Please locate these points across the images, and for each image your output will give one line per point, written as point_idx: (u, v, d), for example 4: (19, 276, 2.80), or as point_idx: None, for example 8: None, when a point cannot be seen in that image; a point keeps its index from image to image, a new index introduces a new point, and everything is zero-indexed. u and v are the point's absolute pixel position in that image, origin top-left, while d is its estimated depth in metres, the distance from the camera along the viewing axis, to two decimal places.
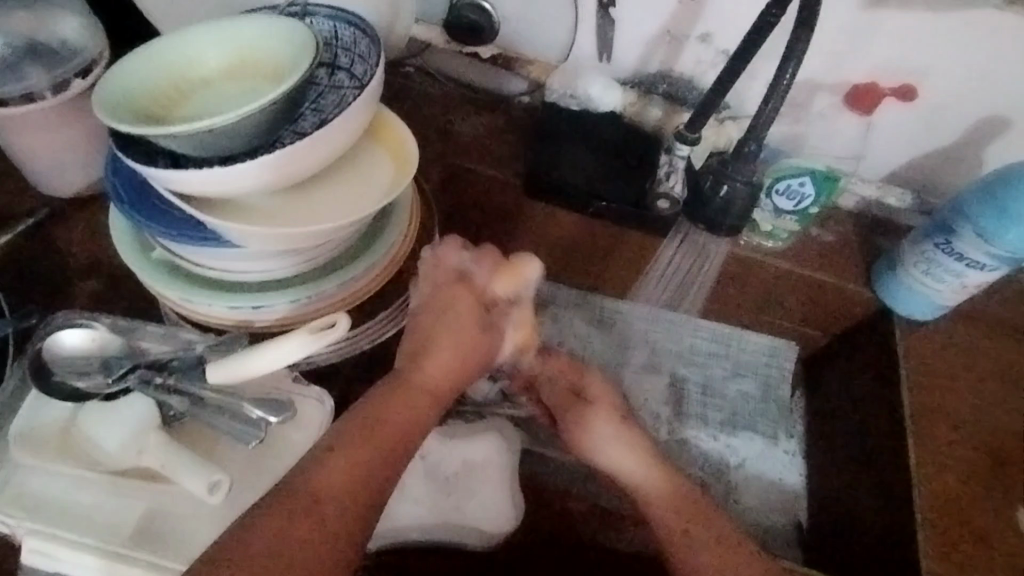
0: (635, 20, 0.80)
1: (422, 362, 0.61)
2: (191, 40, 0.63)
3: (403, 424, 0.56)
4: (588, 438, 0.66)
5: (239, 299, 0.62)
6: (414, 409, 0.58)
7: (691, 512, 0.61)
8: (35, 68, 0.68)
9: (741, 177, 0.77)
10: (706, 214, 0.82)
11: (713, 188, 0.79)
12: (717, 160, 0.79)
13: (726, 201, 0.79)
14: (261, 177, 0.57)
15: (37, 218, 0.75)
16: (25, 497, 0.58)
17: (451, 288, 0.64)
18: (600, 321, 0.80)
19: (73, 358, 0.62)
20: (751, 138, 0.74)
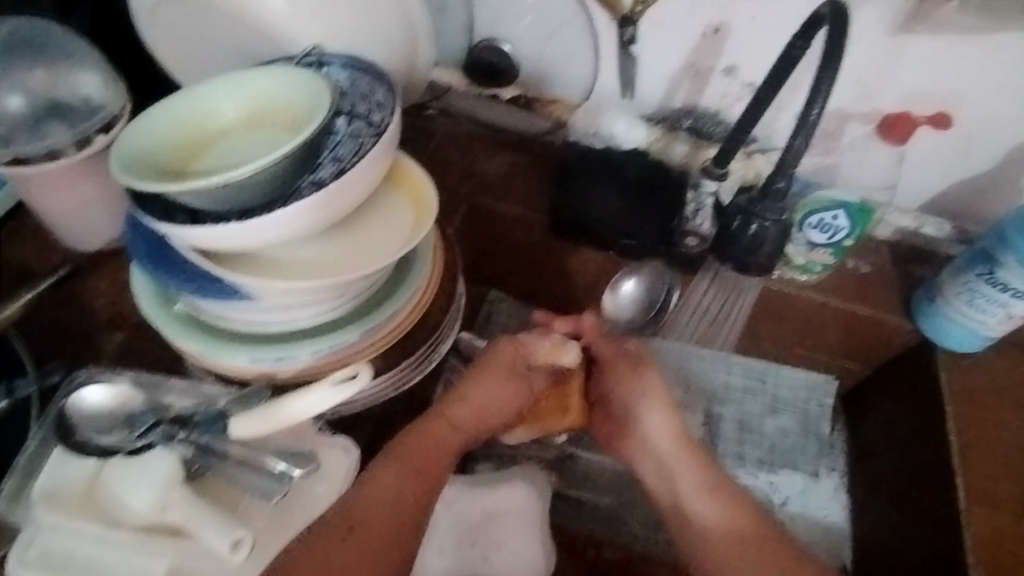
0: (657, 55, 0.79)
1: (463, 404, 0.64)
2: (208, 96, 0.63)
3: (435, 454, 0.61)
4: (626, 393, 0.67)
5: (260, 352, 0.61)
6: (444, 443, 0.62)
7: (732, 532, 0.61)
8: (59, 126, 0.71)
9: (771, 215, 0.74)
10: (736, 253, 0.79)
11: (741, 227, 0.76)
12: (744, 197, 0.75)
13: (754, 240, 0.76)
14: (278, 228, 0.57)
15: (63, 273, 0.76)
16: (49, 554, 0.57)
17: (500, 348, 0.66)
18: None
19: (92, 417, 0.59)
20: (780, 174, 0.70)
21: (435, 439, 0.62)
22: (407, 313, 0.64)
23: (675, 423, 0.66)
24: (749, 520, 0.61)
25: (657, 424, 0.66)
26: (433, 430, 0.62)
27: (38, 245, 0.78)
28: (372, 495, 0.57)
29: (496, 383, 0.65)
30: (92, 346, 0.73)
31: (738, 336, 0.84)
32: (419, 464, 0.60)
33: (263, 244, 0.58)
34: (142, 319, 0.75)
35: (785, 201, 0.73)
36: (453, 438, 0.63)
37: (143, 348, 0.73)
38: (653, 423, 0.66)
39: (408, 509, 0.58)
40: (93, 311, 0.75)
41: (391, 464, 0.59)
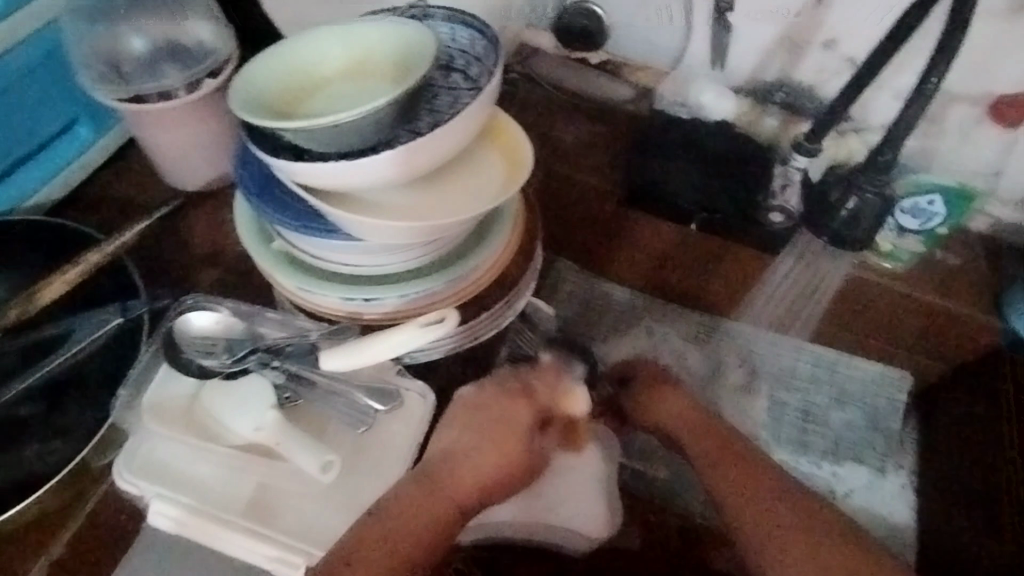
0: (753, 26, 0.77)
1: (458, 468, 0.59)
2: (319, 40, 0.65)
3: (428, 527, 0.56)
4: (643, 404, 0.65)
5: (352, 291, 0.63)
6: (439, 514, 0.57)
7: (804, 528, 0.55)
8: (173, 69, 0.75)
9: (873, 188, 0.76)
10: (829, 228, 0.81)
11: (840, 199, 0.79)
12: (846, 171, 0.79)
13: (854, 215, 0.79)
14: (380, 171, 0.59)
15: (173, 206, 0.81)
16: (151, 463, 0.61)
17: (504, 400, 0.62)
18: (697, 338, 0.78)
19: (198, 340, 0.64)
20: (888, 148, 0.73)
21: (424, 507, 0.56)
22: (489, 267, 0.66)
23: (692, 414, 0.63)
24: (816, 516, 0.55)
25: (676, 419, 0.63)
26: (423, 493, 0.57)
27: (143, 182, 0.83)
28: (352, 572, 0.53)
29: (499, 435, 0.60)
30: (188, 281, 0.77)
31: (816, 324, 0.79)
32: (409, 542, 0.55)
33: (364, 186, 0.60)
34: (233, 259, 0.78)
35: (889, 175, 0.76)
36: (443, 503, 0.57)
37: (234, 286, 0.77)
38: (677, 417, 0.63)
39: None
40: (189, 249, 0.79)
41: (379, 537, 0.55)
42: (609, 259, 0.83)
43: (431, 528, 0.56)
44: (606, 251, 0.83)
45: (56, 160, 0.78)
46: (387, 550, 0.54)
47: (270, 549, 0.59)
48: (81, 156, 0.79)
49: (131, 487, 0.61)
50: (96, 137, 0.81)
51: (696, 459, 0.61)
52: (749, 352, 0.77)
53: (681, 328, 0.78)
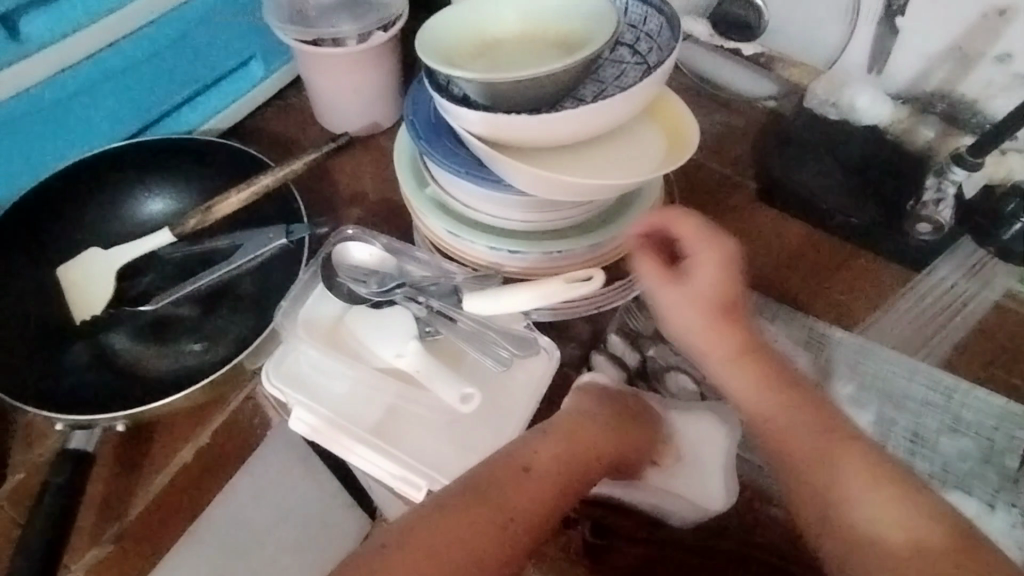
0: (922, 32, 0.76)
1: (539, 447, 0.60)
2: (501, 1, 0.69)
3: (502, 493, 0.56)
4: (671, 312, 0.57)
5: (499, 242, 0.66)
6: (513, 483, 0.57)
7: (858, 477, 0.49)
8: (347, 17, 0.79)
9: None
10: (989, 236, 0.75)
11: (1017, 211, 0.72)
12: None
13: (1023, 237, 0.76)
14: (551, 130, 0.61)
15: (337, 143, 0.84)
16: (298, 374, 0.66)
17: (593, 401, 0.65)
18: (807, 343, 0.77)
19: (357, 270, 0.69)
20: None
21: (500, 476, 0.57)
22: (628, 238, 0.68)
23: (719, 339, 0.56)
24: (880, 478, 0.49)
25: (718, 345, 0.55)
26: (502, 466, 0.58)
27: (301, 122, 0.89)
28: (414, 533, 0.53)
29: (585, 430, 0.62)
30: (332, 216, 0.82)
31: (939, 348, 0.78)
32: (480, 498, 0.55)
33: (531, 143, 0.62)
34: (374, 201, 0.83)
35: None
36: (522, 478, 0.57)
37: (374, 226, 0.81)
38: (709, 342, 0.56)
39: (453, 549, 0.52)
40: (335, 187, 0.84)
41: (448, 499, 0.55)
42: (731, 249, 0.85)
43: (507, 496, 0.56)
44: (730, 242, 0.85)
45: (232, 89, 0.85)
46: (500, 500, 0.55)
47: (395, 467, 0.63)
48: (254, 88, 0.86)
49: (278, 392, 0.65)
50: (267, 73, 0.87)
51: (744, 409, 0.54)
52: (862, 367, 0.76)
53: (794, 329, 0.78)
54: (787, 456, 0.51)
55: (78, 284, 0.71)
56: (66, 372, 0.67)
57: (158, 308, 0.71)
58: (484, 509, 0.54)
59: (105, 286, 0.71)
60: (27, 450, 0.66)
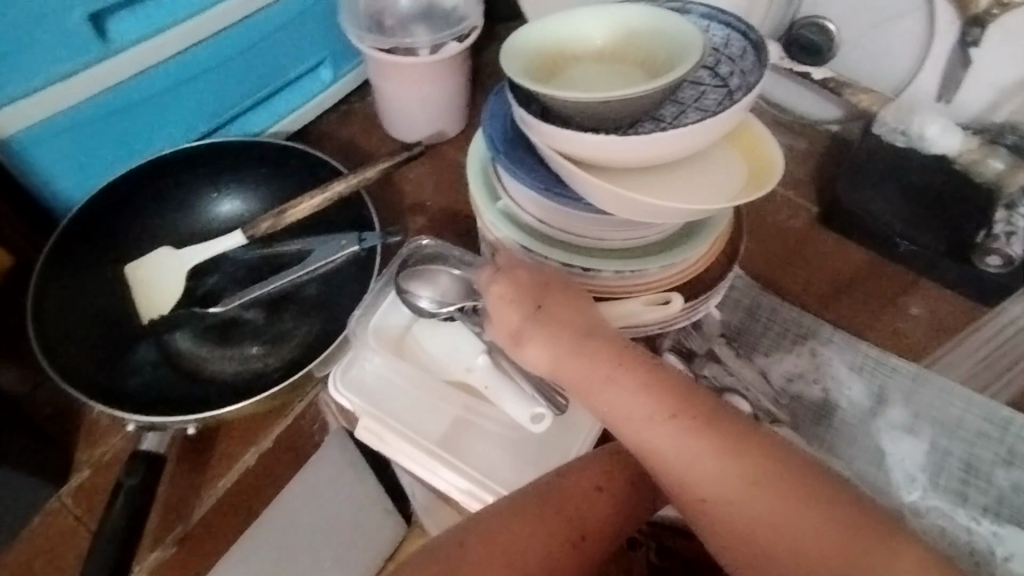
0: (995, 64, 0.76)
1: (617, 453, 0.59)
2: (582, 19, 0.69)
3: (580, 508, 0.56)
4: (600, 388, 0.56)
5: (572, 260, 0.67)
6: (583, 498, 0.57)
7: (713, 473, 0.51)
8: (424, 28, 0.81)
9: None
10: None
11: None
12: None
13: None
14: (635, 151, 0.61)
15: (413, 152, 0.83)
16: (363, 382, 0.66)
17: None
18: (862, 368, 0.77)
19: (435, 283, 0.66)
20: None
21: (570, 484, 0.57)
22: (699, 260, 0.69)
23: (655, 411, 0.54)
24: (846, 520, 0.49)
25: (655, 422, 0.53)
26: (571, 471, 0.58)
27: (365, 127, 0.89)
28: (469, 543, 0.53)
29: None
30: (397, 223, 0.82)
31: (1005, 384, 0.77)
32: (557, 508, 0.55)
33: (613, 163, 0.62)
34: (438, 211, 0.83)
35: None
36: (587, 489, 0.57)
37: (437, 235, 0.81)
38: (658, 428, 0.53)
39: (508, 558, 0.53)
40: (399, 194, 0.84)
41: (517, 509, 0.55)
42: (788, 273, 0.85)
43: (581, 511, 0.56)
44: (787, 265, 0.86)
45: (297, 95, 0.85)
46: (583, 520, 0.56)
47: (463, 483, 0.63)
48: (320, 93, 0.86)
49: (345, 401, 0.65)
50: (335, 78, 0.87)
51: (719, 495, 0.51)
52: (918, 397, 0.75)
53: (853, 356, 0.78)
54: (764, 543, 0.50)
55: (145, 284, 0.71)
56: (134, 373, 0.67)
57: (225, 311, 0.71)
58: (549, 522, 0.55)
59: (172, 287, 0.71)
60: (98, 448, 0.67)
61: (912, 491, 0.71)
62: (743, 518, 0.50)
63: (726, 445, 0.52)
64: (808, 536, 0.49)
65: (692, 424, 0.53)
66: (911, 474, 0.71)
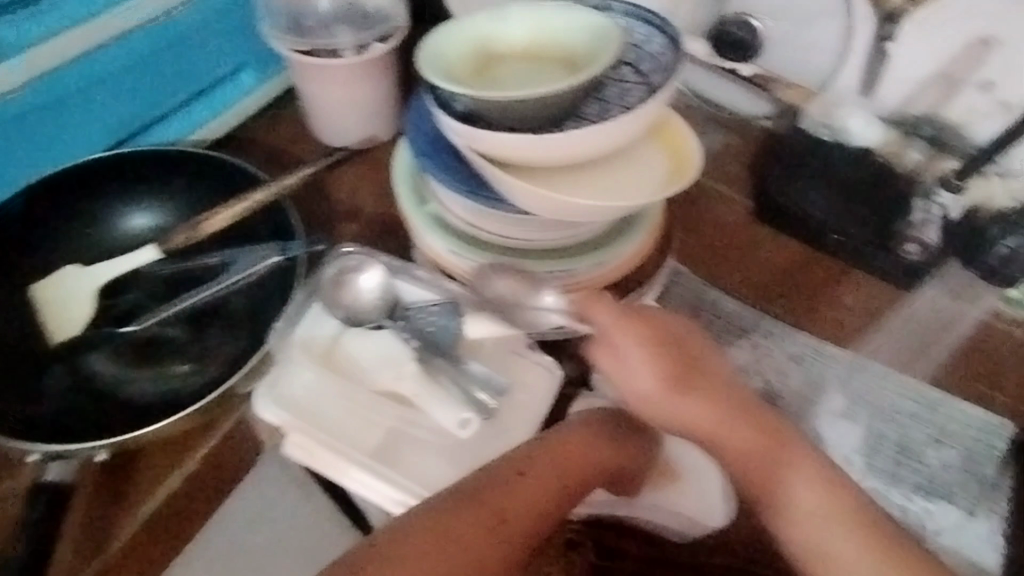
0: (911, 59, 0.77)
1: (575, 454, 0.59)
2: (502, 17, 0.68)
3: (523, 507, 0.56)
4: (680, 409, 0.59)
5: (500, 261, 0.66)
6: (519, 497, 0.56)
7: (781, 465, 0.57)
8: (346, 30, 0.78)
9: None
10: (987, 263, 0.79)
11: (999, 237, 0.77)
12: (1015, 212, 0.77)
13: (1007, 257, 0.78)
14: (554, 150, 0.60)
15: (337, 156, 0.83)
16: (290, 396, 0.63)
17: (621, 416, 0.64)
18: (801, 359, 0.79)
19: (357, 309, 0.66)
20: None
21: (510, 489, 0.56)
22: (629, 258, 0.69)
23: (737, 426, 0.58)
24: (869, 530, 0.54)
25: (739, 435, 0.58)
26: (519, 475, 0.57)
27: (294, 134, 0.86)
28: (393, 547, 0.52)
29: (603, 442, 0.61)
30: (327, 231, 0.80)
31: (935, 368, 0.78)
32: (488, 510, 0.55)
33: (534, 162, 0.62)
34: (371, 218, 0.80)
35: None
36: (530, 489, 0.57)
37: (370, 243, 0.79)
38: (734, 433, 0.58)
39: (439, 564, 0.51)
40: (331, 200, 0.81)
41: (445, 512, 0.54)
42: (724, 271, 0.84)
43: (519, 512, 0.55)
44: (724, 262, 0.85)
45: (218, 100, 0.81)
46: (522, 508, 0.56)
47: (396, 494, 0.60)
48: (244, 97, 0.83)
49: (271, 416, 0.62)
50: (259, 82, 0.84)
51: (803, 506, 0.55)
52: (852, 383, 0.77)
53: (790, 346, 0.79)
54: (832, 558, 0.54)
55: (53, 306, 0.67)
56: (43, 400, 0.63)
57: (142, 329, 0.68)
58: (486, 521, 0.54)
59: (83, 308, 0.68)
60: (5, 483, 0.63)
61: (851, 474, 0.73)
62: (820, 534, 0.54)
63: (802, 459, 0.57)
64: (869, 552, 0.53)
65: (767, 437, 0.58)
66: (845, 456, 0.74)
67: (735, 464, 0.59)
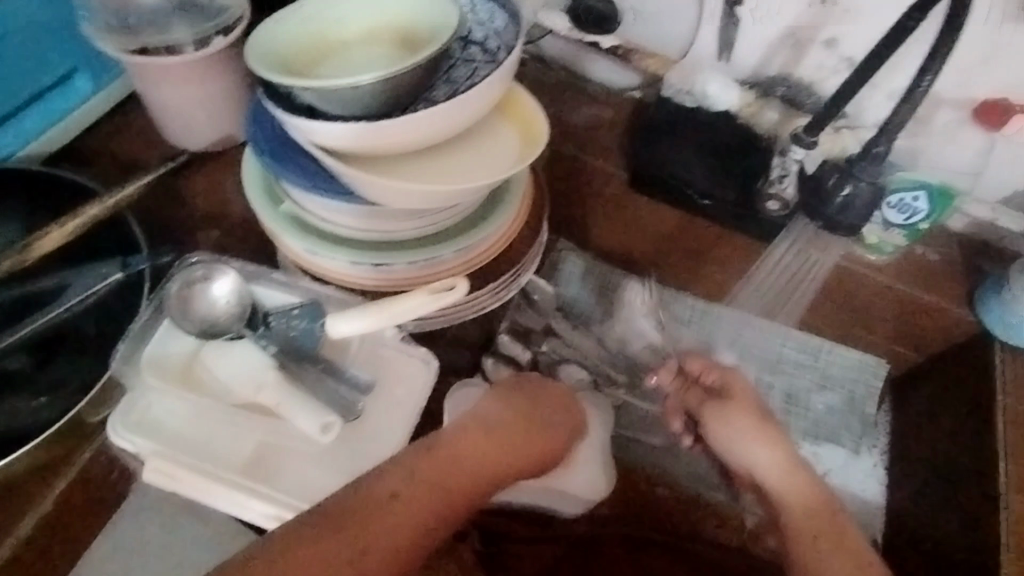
0: (760, 21, 0.79)
1: (467, 454, 0.60)
2: (337, 1, 0.65)
3: (399, 525, 0.54)
4: (721, 434, 0.68)
5: (361, 256, 0.64)
6: (400, 514, 0.55)
7: (805, 495, 0.63)
8: (181, 23, 0.72)
9: (866, 177, 0.77)
10: (825, 214, 0.81)
11: (836, 186, 0.78)
12: (842, 161, 0.79)
13: (845, 205, 0.79)
14: (397, 135, 0.59)
15: (176, 164, 0.79)
16: (147, 420, 0.61)
17: (513, 402, 0.65)
18: (687, 321, 0.81)
19: (211, 318, 0.63)
20: (883, 138, 0.74)
21: (390, 505, 0.55)
22: (497, 241, 0.67)
23: (782, 456, 0.65)
24: (827, 524, 0.61)
25: (764, 457, 0.65)
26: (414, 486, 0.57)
27: (146, 140, 0.81)
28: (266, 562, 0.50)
29: (497, 440, 0.62)
30: (188, 241, 0.76)
31: (802, 312, 0.84)
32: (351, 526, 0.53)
33: (379, 149, 0.60)
34: (235, 222, 0.77)
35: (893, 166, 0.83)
36: (418, 504, 0.56)
37: (235, 248, 0.76)
38: (761, 457, 0.65)
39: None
40: (190, 209, 0.78)
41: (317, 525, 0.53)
42: (603, 241, 0.85)
43: (394, 534, 0.54)
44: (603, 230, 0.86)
45: (50, 110, 0.76)
46: (412, 515, 0.55)
47: (268, 507, 0.59)
48: (80, 106, 0.78)
49: (128, 444, 0.60)
50: (97, 88, 0.79)
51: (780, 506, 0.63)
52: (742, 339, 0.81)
53: (675, 310, 0.81)
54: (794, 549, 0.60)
55: None
56: None
57: None
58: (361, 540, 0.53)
59: None
60: None
61: None
62: (795, 537, 0.61)
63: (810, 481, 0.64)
64: (825, 547, 0.59)
65: (792, 465, 0.65)
66: None
67: (760, 483, 0.66)
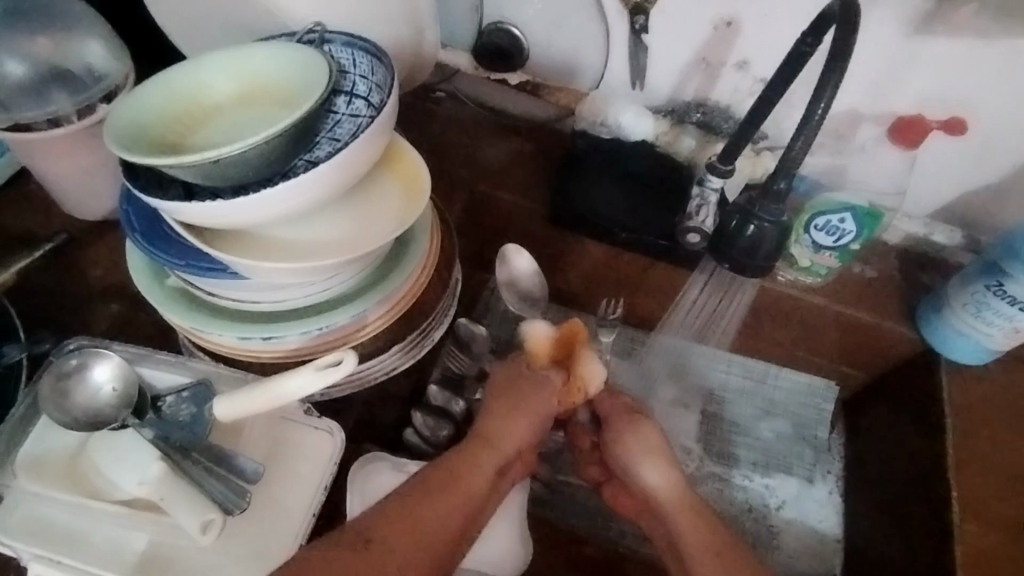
0: (668, 47, 0.76)
1: (496, 427, 0.64)
2: (208, 67, 0.62)
3: (403, 558, 0.55)
4: (626, 446, 0.66)
5: (249, 330, 0.60)
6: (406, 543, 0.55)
7: (683, 515, 0.62)
8: (61, 93, 0.69)
9: (770, 216, 0.69)
10: (734, 256, 0.73)
11: (738, 227, 0.71)
12: (745, 199, 0.72)
13: (754, 242, 0.71)
14: (265, 209, 0.55)
15: (55, 243, 0.75)
16: (32, 523, 0.58)
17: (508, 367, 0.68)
18: (629, 354, 0.82)
19: (92, 410, 0.60)
20: (782, 175, 0.66)
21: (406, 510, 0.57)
22: (400, 299, 0.63)
23: (674, 478, 0.64)
24: (719, 550, 0.59)
25: (656, 476, 0.64)
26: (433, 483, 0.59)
27: (40, 209, 0.78)
28: None
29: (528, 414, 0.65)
30: (87, 316, 0.73)
31: (732, 336, 0.85)
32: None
33: (251, 224, 0.57)
34: (136, 292, 0.74)
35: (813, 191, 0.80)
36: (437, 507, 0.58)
37: (136, 320, 0.73)
38: (655, 475, 0.64)
39: None
40: (89, 280, 0.75)
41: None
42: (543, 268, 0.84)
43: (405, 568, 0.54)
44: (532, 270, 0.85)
45: None
46: (404, 557, 0.55)
47: None
48: None
49: (10, 549, 0.57)
50: None
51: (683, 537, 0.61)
52: (681, 370, 0.83)
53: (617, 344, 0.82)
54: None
55: None
56: None
57: None
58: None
59: None
60: None
61: (690, 462, 0.80)
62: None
63: (693, 510, 0.62)
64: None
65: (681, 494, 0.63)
66: None
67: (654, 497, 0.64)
